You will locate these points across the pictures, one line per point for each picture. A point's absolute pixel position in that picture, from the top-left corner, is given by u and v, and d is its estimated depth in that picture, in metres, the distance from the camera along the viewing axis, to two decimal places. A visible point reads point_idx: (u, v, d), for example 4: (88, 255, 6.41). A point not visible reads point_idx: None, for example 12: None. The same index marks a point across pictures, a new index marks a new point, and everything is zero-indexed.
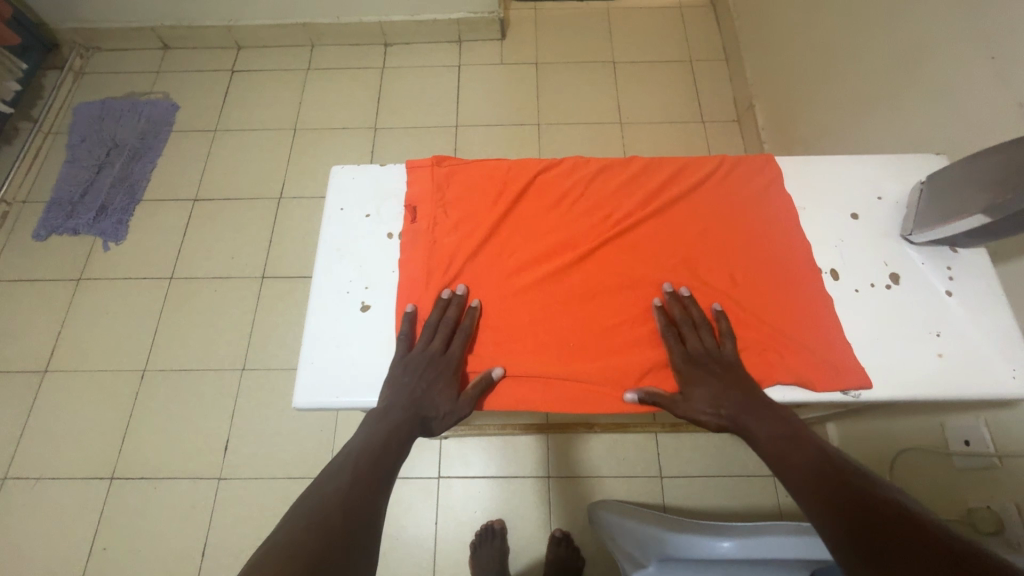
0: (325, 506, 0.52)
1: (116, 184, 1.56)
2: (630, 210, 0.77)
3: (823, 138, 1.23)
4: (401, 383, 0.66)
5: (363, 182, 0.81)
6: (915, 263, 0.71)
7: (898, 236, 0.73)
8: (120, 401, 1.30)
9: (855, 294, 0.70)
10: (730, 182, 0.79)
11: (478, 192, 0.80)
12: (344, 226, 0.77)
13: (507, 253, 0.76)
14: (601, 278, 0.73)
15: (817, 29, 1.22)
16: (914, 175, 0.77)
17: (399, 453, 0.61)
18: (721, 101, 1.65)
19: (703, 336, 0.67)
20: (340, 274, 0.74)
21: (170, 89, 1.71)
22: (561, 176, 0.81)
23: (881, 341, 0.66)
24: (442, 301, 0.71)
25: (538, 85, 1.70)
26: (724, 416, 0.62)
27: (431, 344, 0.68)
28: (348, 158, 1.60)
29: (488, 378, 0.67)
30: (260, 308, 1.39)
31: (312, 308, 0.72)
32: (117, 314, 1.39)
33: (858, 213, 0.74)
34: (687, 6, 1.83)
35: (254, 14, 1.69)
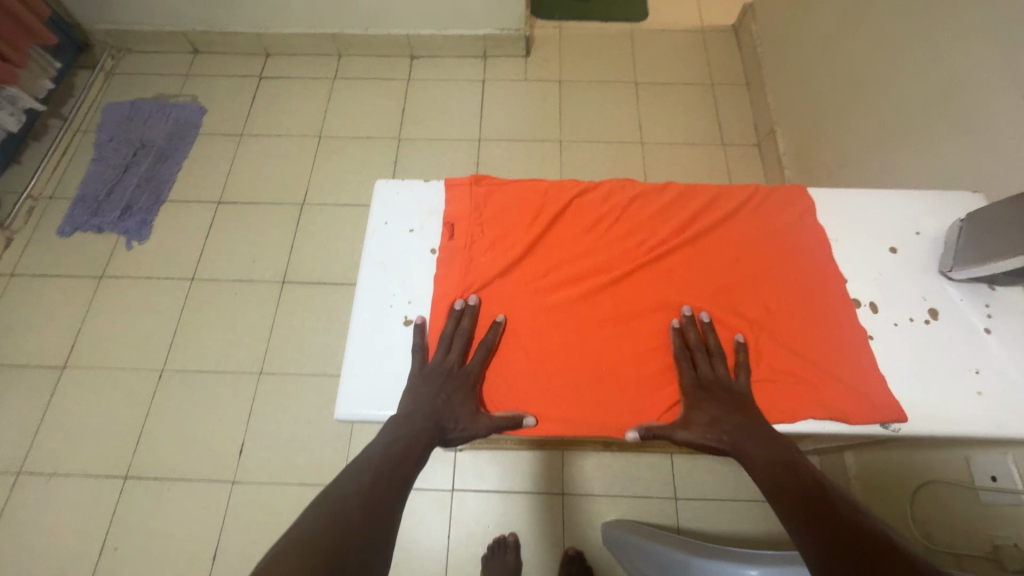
0: (343, 504, 0.52)
1: (142, 184, 1.57)
2: (664, 238, 0.78)
3: (848, 166, 1.24)
4: (422, 393, 0.66)
5: (406, 198, 0.82)
6: (953, 299, 0.72)
7: (936, 271, 0.74)
8: (137, 399, 1.30)
9: (894, 327, 0.70)
10: (763, 213, 0.80)
11: (515, 212, 0.81)
12: (387, 240, 0.79)
13: (540, 274, 0.77)
14: (632, 303, 0.74)
15: (845, 59, 1.24)
16: (951, 211, 0.78)
17: (418, 460, 0.61)
18: (741, 125, 1.67)
19: (715, 364, 0.68)
20: (383, 287, 0.75)
21: (199, 92, 1.74)
22: (597, 201, 0.82)
23: (921, 376, 0.67)
24: (455, 313, 0.72)
25: (561, 102, 1.72)
26: (725, 441, 0.63)
27: (449, 356, 0.70)
28: (370, 166, 1.62)
29: (517, 421, 0.66)
30: (279, 312, 1.40)
31: (356, 321, 0.73)
32: (138, 313, 1.40)
33: (897, 247, 0.75)
34: (710, 31, 1.85)
35: (285, 23, 1.72)
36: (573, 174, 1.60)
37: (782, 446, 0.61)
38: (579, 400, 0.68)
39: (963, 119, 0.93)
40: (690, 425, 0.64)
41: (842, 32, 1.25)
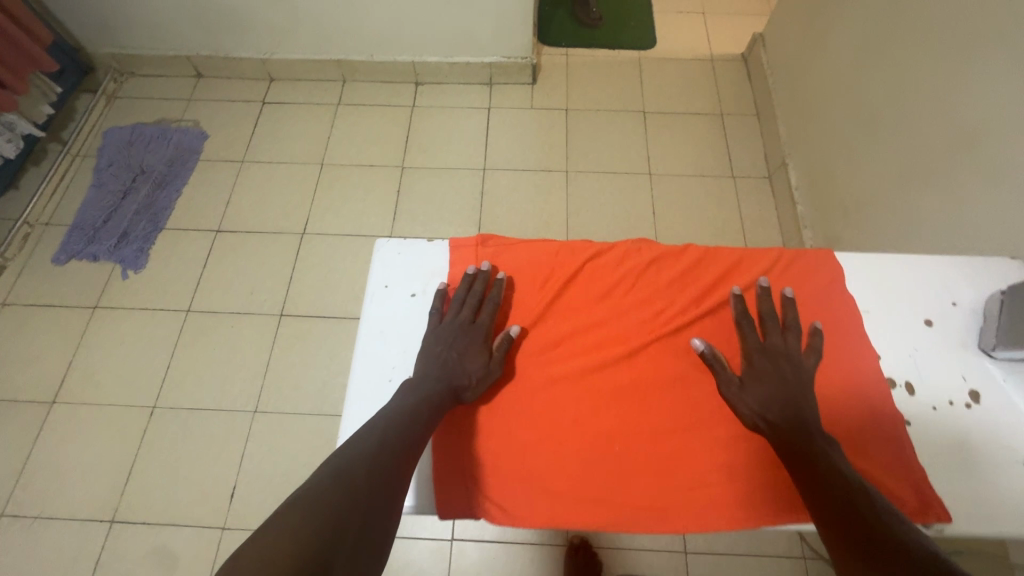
0: (348, 470, 0.56)
1: (140, 211, 1.54)
2: (681, 307, 0.79)
3: (865, 206, 1.20)
4: (435, 352, 0.73)
5: (407, 260, 0.84)
6: (996, 379, 0.69)
7: (976, 348, 0.71)
8: (127, 438, 1.26)
9: (932, 412, 0.68)
10: (788, 281, 0.79)
11: (527, 278, 0.83)
12: (388, 304, 0.80)
13: (553, 342, 0.78)
14: (648, 377, 0.75)
15: (861, 94, 1.21)
16: (992, 280, 0.75)
17: (428, 416, 0.67)
18: (752, 157, 1.64)
19: (787, 338, 0.72)
20: (384, 355, 0.76)
21: (201, 117, 1.72)
22: (612, 263, 0.83)
23: (964, 467, 0.64)
24: (468, 277, 0.80)
25: (568, 131, 1.69)
26: (767, 420, 0.66)
27: (461, 314, 0.77)
28: (373, 195, 1.59)
29: (507, 337, 0.76)
30: (277, 347, 1.36)
31: (355, 391, 0.73)
32: (132, 346, 1.36)
33: (932, 320, 0.73)
34: (719, 60, 1.83)
35: (290, 48, 1.71)
36: (581, 206, 1.56)
37: (817, 432, 0.63)
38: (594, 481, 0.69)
39: (993, 167, 0.90)
40: (741, 392, 0.69)
41: (855, 69, 1.23)
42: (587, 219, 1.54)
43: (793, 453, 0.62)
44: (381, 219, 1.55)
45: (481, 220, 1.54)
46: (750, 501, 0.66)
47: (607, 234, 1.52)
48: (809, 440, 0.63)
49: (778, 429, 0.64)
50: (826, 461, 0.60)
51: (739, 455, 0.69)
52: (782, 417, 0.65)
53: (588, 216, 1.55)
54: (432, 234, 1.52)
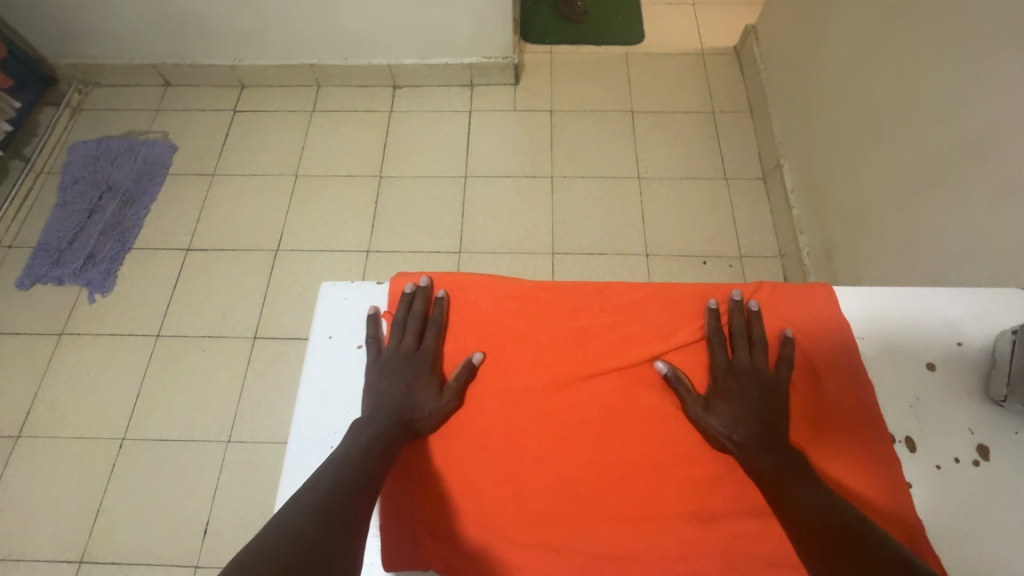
0: (294, 517, 0.49)
1: (107, 231, 1.48)
2: (654, 334, 0.74)
3: (864, 214, 1.13)
4: (379, 387, 0.67)
5: (355, 306, 0.76)
6: (1006, 431, 0.61)
7: (984, 396, 0.63)
8: (95, 472, 1.21)
9: (936, 471, 0.60)
10: (775, 304, 0.73)
11: (487, 305, 0.77)
12: (331, 360, 0.72)
13: (515, 372, 0.72)
14: (625, 414, 0.69)
15: (860, 94, 1.13)
16: (1001, 314, 0.67)
17: (382, 452, 0.60)
18: (746, 157, 1.56)
19: (754, 353, 0.69)
20: (325, 418, 0.68)
21: (170, 129, 1.65)
22: (578, 287, 0.78)
23: (975, 537, 0.57)
24: (406, 296, 0.75)
25: (553, 134, 1.62)
26: (734, 440, 0.63)
27: (404, 341, 0.72)
28: (350, 207, 1.52)
29: (469, 365, 0.71)
30: (250, 372, 1.31)
31: (291, 464, 0.65)
32: (100, 374, 1.31)
33: (935, 364, 0.65)
34: (711, 54, 1.75)
35: (260, 53, 1.63)
36: (568, 214, 1.49)
37: (790, 456, 0.60)
38: (560, 523, 0.63)
39: (1000, 179, 0.82)
40: (708, 413, 0.66)
41: (852, 66, 1.16)
42: (574, 228, 1.47)
43: (766, 477, 0.59)
44: (359, 233, 1.48)
45: (463, 231, 1.47)
46: (730, 547, 0.61)
47: (595, 243, 1.45)
48: (784, 459, 0.60)
49: (749, 451, 0.61)
50: (794, 479, 0.57)
51: (717, 497, 0.64)
52: (750, 437, 0.62)
53: (575, 225, 1.48)
54: (411, 247, 1.46)
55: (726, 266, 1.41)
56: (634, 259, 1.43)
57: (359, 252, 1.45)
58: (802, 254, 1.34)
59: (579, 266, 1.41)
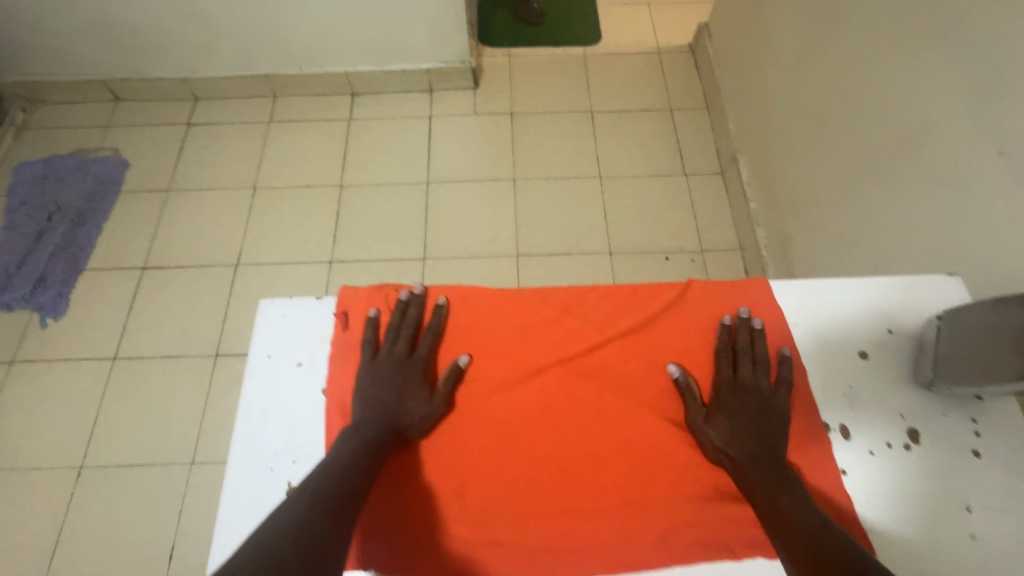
0: (268, 543, 0.47)
1: (58, 253, 1.43)
2: (597, 324, 0.71)
3: (815, 206, 1.15)
4: (370, 394, 0.62)
5: (295, 322, 0.68)
6: (936, 414, 0.62)
7: (913, 381, 0.64)
8: (53, 503, 1.17)
9: (869, 458, 0.60)
10: (712, 291, 0.73)
11: (477, 305, 0.72)
12: (268, 382, 0.64)
13: (501, 381, 0.67)
14: (563, 405, 0.66)
15: (808, 88, 1.15)
16: (928, 303, 0.69)
17: (367, 468, 0.56)
18: (705, 153, 1.59)
19: (759, 372, 0.64)
20: (262, 441, 0.61)
21: (121, 145, 1.60)
22: (577, 291, 0.74)
23: (906, 520, 0.57)
24: (401, 303, 0.70)
25: (515, 136, 1.62)
26: (730, 455, 0.60)
27: (396, 348, 0.67)
28: (310, 218, 1.50)
29: (456, 369, 0.66)
30: (213, 391, 1.28)
31: (226, 496, 0.58)
32: (55, 401, 1.27)
33: (868, 352, 0.66)
34: (666, 52, 1.77)
35: (212, 66, 1.60)
36: (531, 216, 1.50)
37: (791, 480, 0.57)
38: (517, 519, 0.59)
39: (936, 168, 0.84)
40: (707, 424, 0.62)
41: (800, 59, 1.18)
42: (537, 231, 1.47)
43: (759, 495, 0.56)
44: (321, 243, 1.46)
45: (427, 238, 1.47)
46: (668, 534, 0.58)
47: (560, 244, 1.46)
48: (774, 478, 0.57)
49: (743, 471, 0.58)
50: (789, 503, 0.54)
51: (657, 488, 0.61)
52: (746, 454, 0.59)
53: (538, 227, 1.48)
54: (375, 256, 1.44)
55: (688, 261, 1.43)
56: (598, 259, 1.43)
57: (322, 263, 1.43)
58: (760, 246, 1.36)
59: (544, 267, 1.42)
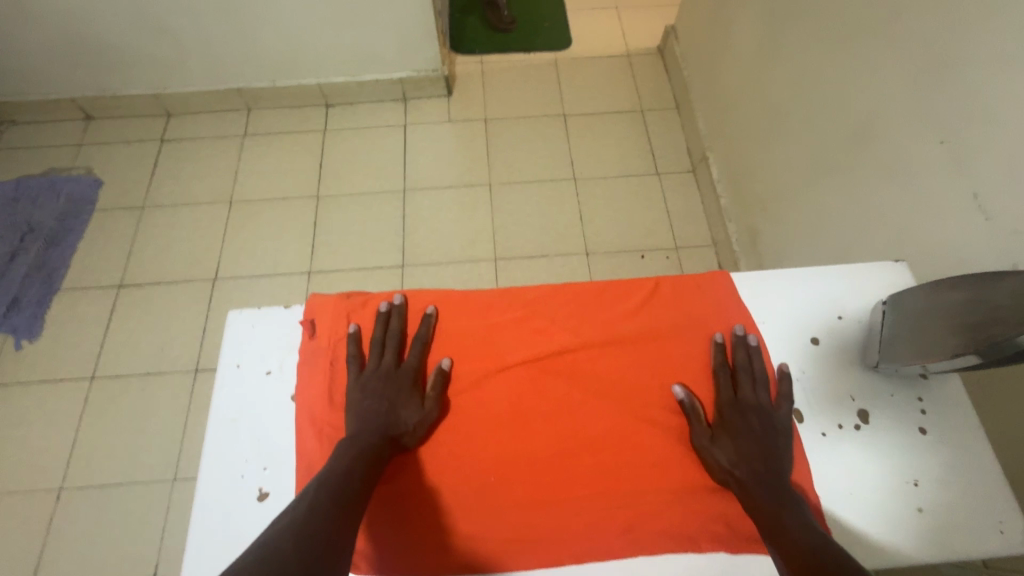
0: (271, 543, 0.47)
1: (31, 274, 1.42)
2: (565, 323, 0.73)
3: (780, 200, 1.19)
4: (362, 406, 0.62)
5: (264, 332, 0.69)
6: (884, 395, 0.64)
7: (862, 364, 0.67)
8: (32, 526, 1.16)
9: (821, 439, 0.63)
10: (680, 289, 0.75)
11: (458, 310, 0.73)
12: (237, 392, 0.65)
13: (488, 396, 0.67)
14: (534, 403, 0.67)
15: (767, 85, 1.19)
16: (875, 289, 0.72)
17: (365, 475, 0.56)
18: (675, 152, 1.62)
19: (759, 390, 0.64)
20: (233, 451, 0.61)
21: (94, 163, 1.60)
22: (548, 296, 0.75)
23: (857, 497, 0.59)
24: (382, 313, 0.70)
25: (489, 142, 1.64)
26: (736, 476, 0.59)
27: (384, 359, 0.67)
28: (287, 229, 1.50)
29: (442, 373, 0.67)
30: (193, 406, 1.28)
31: (200, 506, 0.59)
32: (32, 424, 1.25)
33: (819, 338, 0.68)
34: (636, 55, 1.81)
35: (184, 81, 1.60)
36: (508, 220, 1.52)
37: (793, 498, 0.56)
38: (503, 522, 0.60)
39: (886, 158, 0.87)
40: (712, 446, 0.62)
41: (759, 58, 1.21)
42: (513, 234, 1.49)
43: (765, 514, 0.55)
44: (299, 254, 1.47)
45: (405, 245, 1.48)
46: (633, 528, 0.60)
47: (537, 246, 1.48)
48: (779, 497, 0.56)
49: (749, 490, 0.57)
50: (794, 519, 0.54)
51: (649, 498, 0.61)
52: (752, 475, 0.58)
53: (515, 230, 1.50)
54: (353, 265, 1.45)
55: (663, 258, 1.45)
56: (575, 259, 1.46)
57: (301, 274, 1.44)
58: (731, 242, 1.40)
59: (521, 270, 1.44)
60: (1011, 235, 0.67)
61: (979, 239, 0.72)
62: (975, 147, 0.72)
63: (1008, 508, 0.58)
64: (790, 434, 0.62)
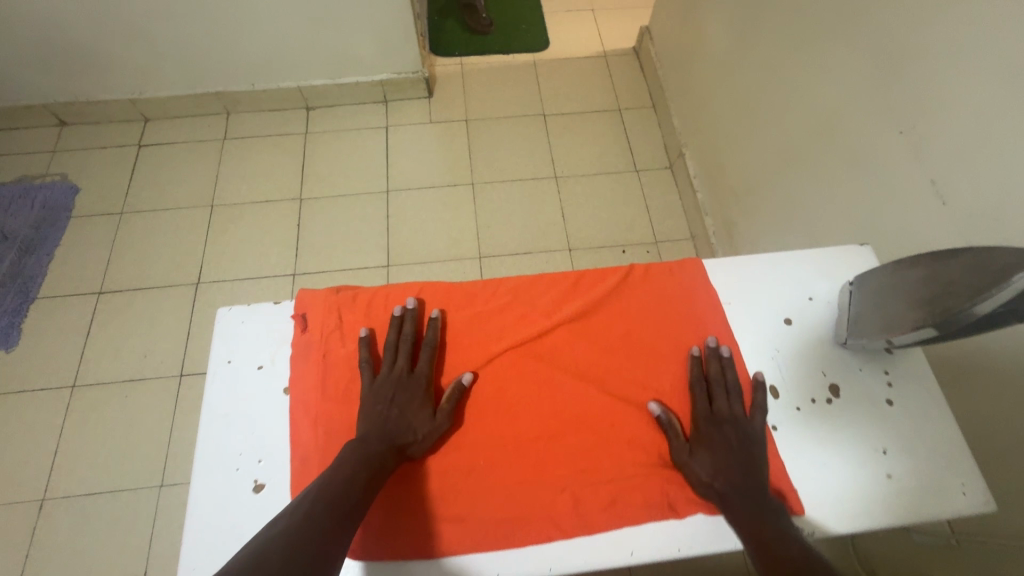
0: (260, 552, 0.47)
1: (6, 283, 1.39)
2: (544, 312, 0.74)
3: (753, 194, 1.23)
4: (373, 410, 0.63)
5: (255, 329, 0.69)
6: (853, 370, 0.68)
7: (833, 342, 0.70)
8: (14, 539, 1.13)
9: (796, 413, 0.66)
10: (651, 282, 0.77)
11: (460, 300, 0.74)
12: (230, 387, 0.65)
13: (489, 386, 0.69)
14: (517, 390, 0.68)
15: (738, 83, 1.23)
16: (842, 272, 0.75)
17: (366, 485, 0.56)
18: (653, 149, 1.66)
19: (733, 401, 0.64)
20: (227, 445, 0.62)
21: (70, 170, 1.57)
22: (526, 285, 0.76)
23: (830, 467, 0.63)
24: (395, 318, 0.70)
25: (471, 142, 1.66)
26: (715, 488, 0.59)
27: (397, 364, 0.66)
28: (270, 232, 1.50)
29: (460, 386, 0.66)
30: (179, 412, 1.27)
31: (194, 499, 0.59)
32: (10, 435, 1.23)
33: (791, 318, 0.72)
34: (613, 55, 1.84)
35: (161, 85, 1.58)
36: (491, 219, 1.53)
37: (771, 508, 0.57)
38: (485, 512, 0.61)
39: (850, 150, 0.92)
40: (692, 460, 0.61)
41: (729, 57, 1.25)
42: (497, 232, 1.51)
43: (745, 525, 0.56)
44: (283, 257, 1.46)
45: (390, 245, 1.49)
46: (616, 499, 0.61)
47: (520, 244, 1.50)
48: (757, 510, 0.56)
49: (728, 503, 0.58)
50: (774, 528, 0.55)
51: (630, 504, 0.61)
52: (732, 488, 0.58)
53: (499, 228, 1.52)
54: (338, 266, 1.45)
55: (644, 252, 1.49)
56: (558, 255, 1.48)
57: (286, 276, 1.44)
58: (709, 235, 1.44)
59: (505, 267, 1.46)
60: (966, 219, 0.71)
61: (938, 222, 0.76)
62: (932, 136, 0.76)
63: (969, 472, 0.62)
64: (765, 442, 0.63)
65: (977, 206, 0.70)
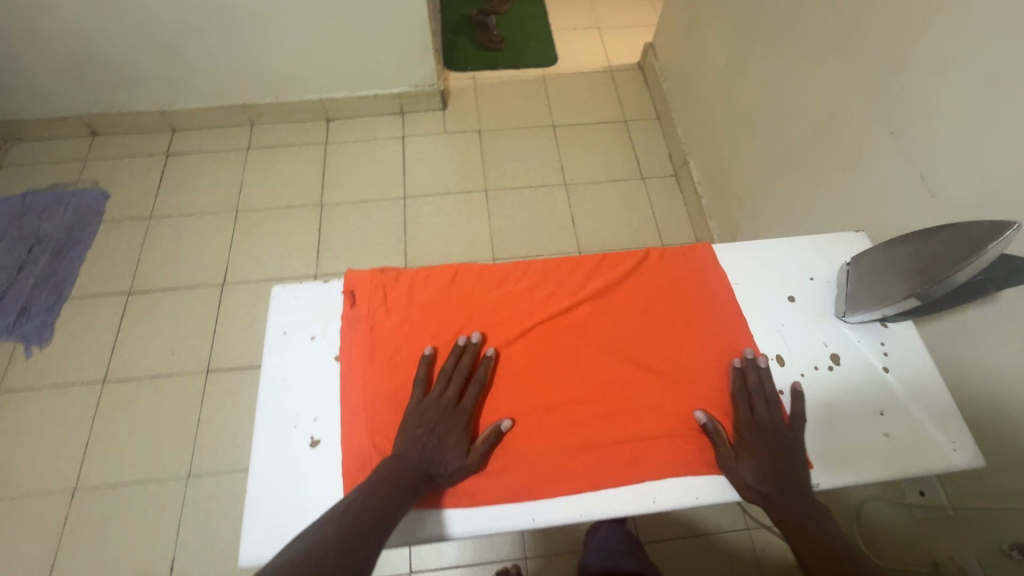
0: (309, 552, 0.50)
1: (40, 284, 1.45)
2: (570, 289, 0.80)
3: (755, 197, 1.30)
4: (413, 435, 0.64)
5: (307, 303, 0.76)
6: (851, 341, 0.74)
7: (834, 316, 0.76)
8: (46, 527, 1.17)
9: (801, 378, 0.71)
10: (667, 261, 0.83)
11: (489, 279, 0.80)
12: (287, 354, 0.72)
13: (525, 363, 0.74)
14: (547, 355, 0.74)
15: (739, 94, 1.31)
16: (841, 255, 0.81)
17: (404, 497, 0.59)
18: (658, 157, 1.74)
19: (773, 411, 0.67)
20: (286, 405, 0.68)
21: (101, 177, 1.64)
22: (552, 265, 0.82)
23: (833, 427, 0.68)
24: (458, 347, 0.72)
25: (484, 152, 1.74)
26: (761, 492, 0.62)
27: (446, 393, 0.68)
28: (292, 236, 1.56)
29: (497, 431, 0.67)
30: (206, 405, 1.31)
31: (258, 452, 0.65)
32: (43, 428, 1.27)
33: (795, 295, 0.78)
34: (618, 70, 1.93)
35: (189, 98, 1.67)
36: (503, 223, 1.60)
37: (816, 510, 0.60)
38: (528, 481, 0.65)
39: (845, 152, 0.99)
40: (738, 465, 0.64)
41: (730, 70, 1.33)
42: (509, 237, 1.58)
43: (792, 524, 0.60)
44: (305, 260, 1.52)
45: (407, 249, 1.55)
46: (638, 457, 0.67)
47: (532, 247, 1.56)
48: (801, 513, 0.60)
49: (775, 504, 0.61)
50: (818, 527, 0.59)
51: (661, 468, 0.66)
52: (777, 492, 0.61)
53: (511, 232, 1.59)
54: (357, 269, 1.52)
55: None
56: None
57: (307, 278, 1.50)
58: (713, 238, 1.51)
59: None
60: (954, 209, 0.78)
61: (928, 215, 0.82)
62: (920, 137, 0.83)
63: (960, 431, 0.67)
64: (805, 452, 0.65)
65: (963, 198, 0.76)
